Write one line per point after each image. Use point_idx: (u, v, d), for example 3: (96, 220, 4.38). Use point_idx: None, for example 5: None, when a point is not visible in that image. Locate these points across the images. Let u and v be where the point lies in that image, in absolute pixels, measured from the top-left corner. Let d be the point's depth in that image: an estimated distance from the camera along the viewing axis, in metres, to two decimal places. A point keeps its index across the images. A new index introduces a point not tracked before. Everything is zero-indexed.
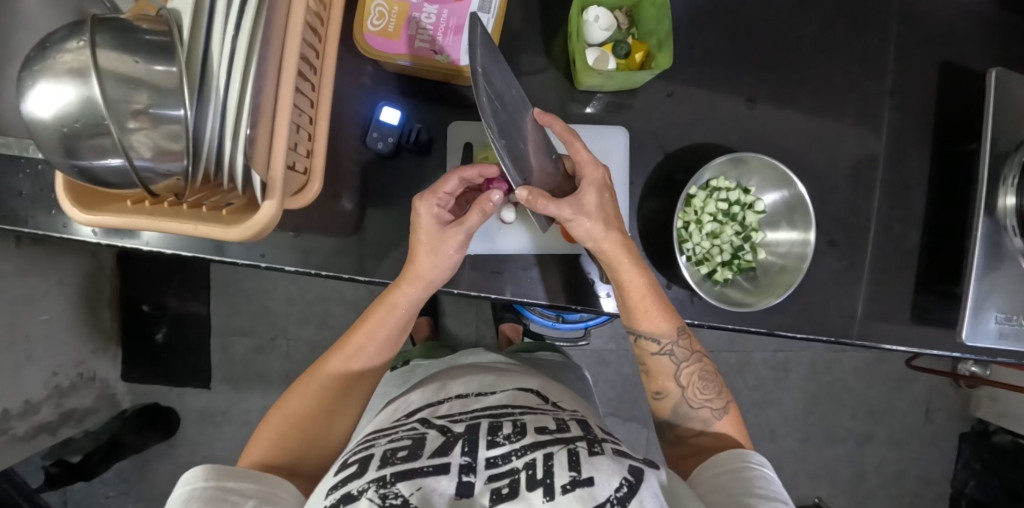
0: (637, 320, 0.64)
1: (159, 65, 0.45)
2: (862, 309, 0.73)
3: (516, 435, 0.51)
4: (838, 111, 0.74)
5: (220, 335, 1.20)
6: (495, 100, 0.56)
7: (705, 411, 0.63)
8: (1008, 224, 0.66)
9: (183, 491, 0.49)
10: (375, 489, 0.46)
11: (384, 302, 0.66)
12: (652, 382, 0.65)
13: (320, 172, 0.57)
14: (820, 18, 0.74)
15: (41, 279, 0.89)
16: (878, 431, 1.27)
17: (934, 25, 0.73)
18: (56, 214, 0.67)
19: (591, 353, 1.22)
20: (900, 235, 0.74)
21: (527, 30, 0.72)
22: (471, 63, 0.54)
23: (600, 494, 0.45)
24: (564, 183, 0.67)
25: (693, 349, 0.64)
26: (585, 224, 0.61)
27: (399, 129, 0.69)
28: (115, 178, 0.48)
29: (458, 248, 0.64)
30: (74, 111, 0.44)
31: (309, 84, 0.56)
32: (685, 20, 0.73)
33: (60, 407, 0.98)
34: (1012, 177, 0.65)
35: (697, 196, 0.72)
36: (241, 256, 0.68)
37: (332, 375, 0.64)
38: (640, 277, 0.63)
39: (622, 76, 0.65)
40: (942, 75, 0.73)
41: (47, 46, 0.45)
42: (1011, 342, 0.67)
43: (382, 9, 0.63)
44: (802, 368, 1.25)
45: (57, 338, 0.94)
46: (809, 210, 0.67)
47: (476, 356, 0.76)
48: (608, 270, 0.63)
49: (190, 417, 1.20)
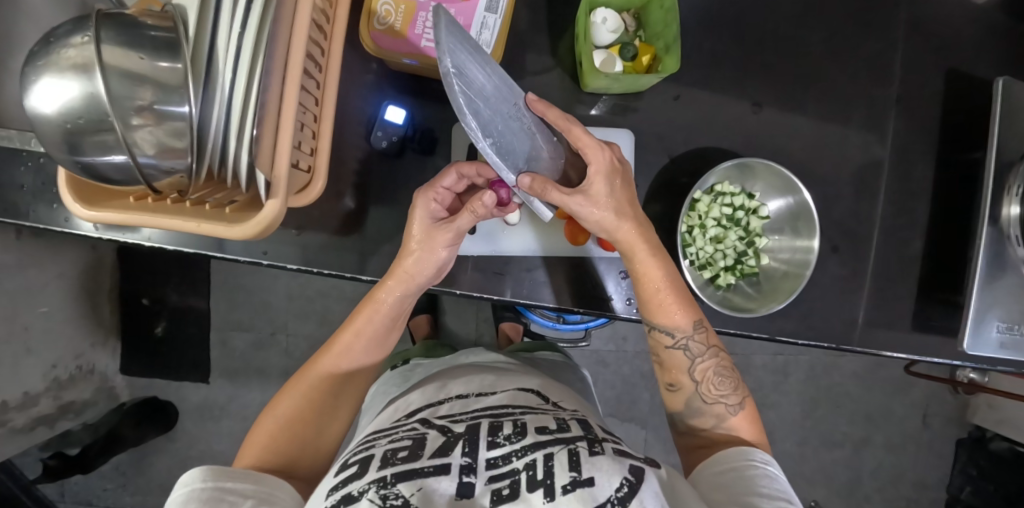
0: (652, 314, 0.64)
1: (164, 61, 0.44)
2: (863, 315, 0.73)
3: (516, 435, 0.51)
4: (844, 116, 0.74)
5: (219, 330, 1.20)
6: (475, 99, 0.56)
7: (719, 406, 0.63)
8: (1010, 234, 0.66)
9: (181, 493, 0.49)
10: (375, 490, 0.46)
11: (371, 302, 0.65)
12: (667, 374, 0.65)
13: (324, 171, 0.57)
14: (827, 23, 0.73)
15: (41, 271, 0.89)
16: (875, 436, 1.28)
17: (943, 32, 0.73)
18: (58, 208, 0.67)
19: (590, 353, 1.22)
20: (903, 242, 0.74)
21: (533, 31, 0.71)
22: (438, 62, 0.53)
23: (601, 495, 0.45)
24: (575, 163, 0.65)
25: (709, 343, 0.64)
26: (594, 215, 0.60)
27: (404, 128, 0.69)
28: (118, 174, 0.47)
29: (448, 245, 0.63)
30: (77, 107, 0.44)
31: (314, 82, 0.55)
32: (693, 24, 0.72)
33: (58, 399, 0.98)
34: (1015, 187, 0.65)
35: (701, 200, 0.71)
36: (242, 253, 0.67)
37: (321, 376, 0.64)
38: (655, 268, 0.63)
39: (628, 79, 0.64)
40: (949, 82, 0.73)
41: (51, 41, 0.44)
42: (1012, 351, 0.67)
43: (389, 8, 0.63)
44: (801, 372, 1.25)
45: (56, 331, 0.94)
46: (813, 218, 0.67)
47: (476, 355, 0.76)
48: (625, 259, 0.63)
49: (188, 411, 1.20)
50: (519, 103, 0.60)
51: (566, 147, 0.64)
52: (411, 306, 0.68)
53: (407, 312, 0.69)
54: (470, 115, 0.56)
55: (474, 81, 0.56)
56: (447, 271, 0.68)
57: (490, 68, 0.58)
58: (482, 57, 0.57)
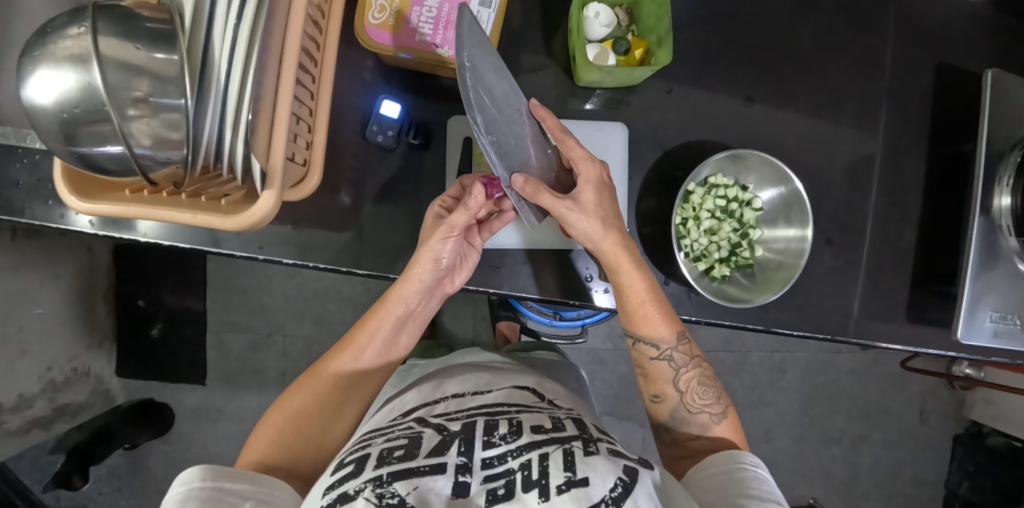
0: (636, 326, 0.65)
1: (160, 52, 0.45)
2: (858, 307, 0.74)
3: (512, 434, 0.51)
4: (835, 110, 0.74)
5: (215, 331, 1.19)
6: (483, 96, 0.56)
7: (703, 415, 0.63)
8: (1003, 224, 0.67)
9: (180, 492, 0.49)
10: (372, 488, 0.45)
11: (385, 302, 0.66)
12: (651, 385, 0.66)
13: (320, 164, 0.57)
14: (818, 18, 0.74)
15: (36, 273, 0.89)
16: (872, 432, 1.28)
17: (932, 27, 0.74)
18: (54, 205, 0.67)
19: (586, 352, 1.22)
20: (896, 233, 0.75)
21: (527, 27, 0.72)
22: (456, 54, 0.54)
23: (595, 495, 0.45)
24: (564, 179, 0.66)
25: (692, 354, 0.65)
26: (582, 221, 0.61)
27: (399, 123, 0.70)
28: (113, 164, 0.47)
29: (444, 239, 0.62)
30: (75, 96, 0.44)
31: (310, 76, 0.56)
32: (685, 19, 0.73)
33: (53, 401, 0.97)
34: (1007, 177, 0.66)
35: (694, 192, 0.72)
36: (238, 248, 0.68)
37: (334, 372, 0.64)
38: (640, 281, 0.63)
39: (621, 72, 0.65)
40: (938, 75, 0.74)
41: (48, 32, 0.45)
42: (1005, 341, 0.68)
43: (383, 2, 0.63)
44: (797, 369, 1.25)
45: (51, 332, 0.94)
46: (805, 207, 0.68)
47: (471, 355, 0.75)
48: (609, 271, 0.63)
49: (184, 413, 1.20)
50: (521, 108, 0.61)
51: (558, 162, 0.66)
52: (425, 310, 0.69)
53: (422, 317, 0.69)
54: (477, 110, 0.55)
55: (483, 80, 0.57)
56: (458, 283, 0.69)
57: (501, 71, 0.58)
58: (495, 59, 0.58)
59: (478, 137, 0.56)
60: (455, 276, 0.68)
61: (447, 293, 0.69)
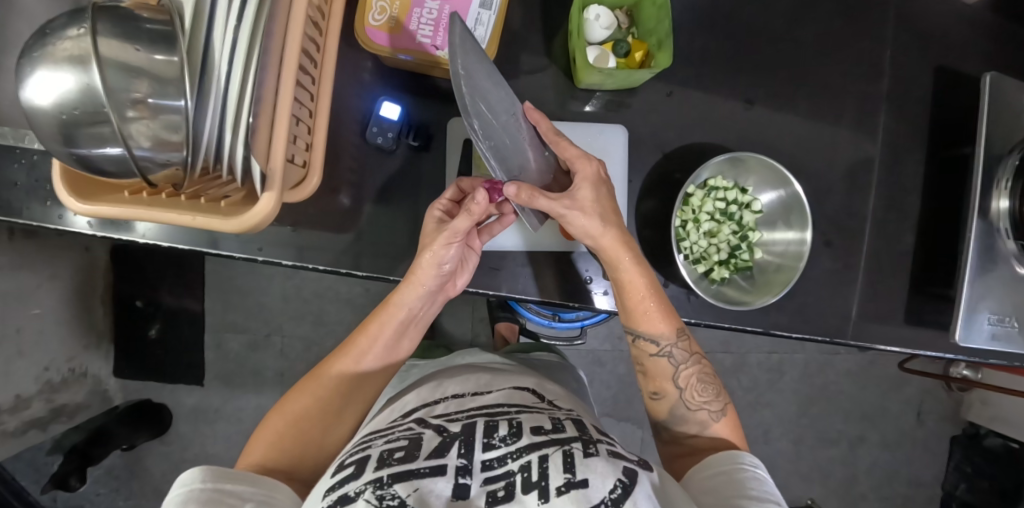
0: (636, 322, 0.65)
1: (160, 53, 0.45)
2: (857, 309, 0.74)
3: (512, 436, 0.51)
4: (835, 113, 0.74)
5: (214, 332, 1.19)
6: (480, 103, 0.56)
7: (702, 413, 0.63)
8: (1001, 227, 0.67)
9: (180, 493, 0.49)
10: (372, 490, 0.45)
11: (387, 306, 0.66)
12: (650, 383, 0.66)
13: (320, 166, 0.57)
14: (817, 20, 0.74)
15: (33, 273, 0.88)
16: (870, 434, 1.28)
17: (932, 30, 0.74)
18: (52, 205, 0.66)
19: (585, 353, 1.22)
20: (895, 236, 0.75)
21: (527, 28, 0.72)
22: (450, 61, 0.53)
23: (594, 496, 0.45)
24: (562, 182, 0.66)
25: (691, 350, 0.65)
26: (581, 220, 0.61)
27: (399, 124, 0.70)
28: (112, 166, 0.47)
29: (447, 244, 0.62)
30: (74, 97, 0.44)
31: (310, 77, 0.56)
32: (684, 22, 0.73)
33: (51, 402, 0.97)
34: (1005, 181, 0.67)
35: (694, 195, 0.72)
36: (237, 250, 0.68)
37: (335, 375, 0.64)
38: (640, 277, 0.63)
39: (621, 75, 0.65)
40: (937, 79, 0.74)
41: (48, 32, 0.45)
42: (1003, 343, 0.68)
43: (384, 4, 0.63)
44: (796, 371, 1.26)
45: (48, 332, 0.93)
46: (805, 210, 0.68)
47: (471, 356, 0.75)
48: (609, 267, 0.63)
49: (182, 414, 1.19)
50: (515, 113, 0.61)
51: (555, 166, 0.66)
52: (425, 314, 0.69)
53: (423, 320, 0.69)
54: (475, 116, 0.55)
55: (478, 83, 0.56)
56: (458, 285, 0.69)
57: (495, 78, 0.59)
58: (486, 64, 0.58)
59: (476, 145, 0.56)
60: (456, 278, 0.68)
61: (449, 295, 0.69)
